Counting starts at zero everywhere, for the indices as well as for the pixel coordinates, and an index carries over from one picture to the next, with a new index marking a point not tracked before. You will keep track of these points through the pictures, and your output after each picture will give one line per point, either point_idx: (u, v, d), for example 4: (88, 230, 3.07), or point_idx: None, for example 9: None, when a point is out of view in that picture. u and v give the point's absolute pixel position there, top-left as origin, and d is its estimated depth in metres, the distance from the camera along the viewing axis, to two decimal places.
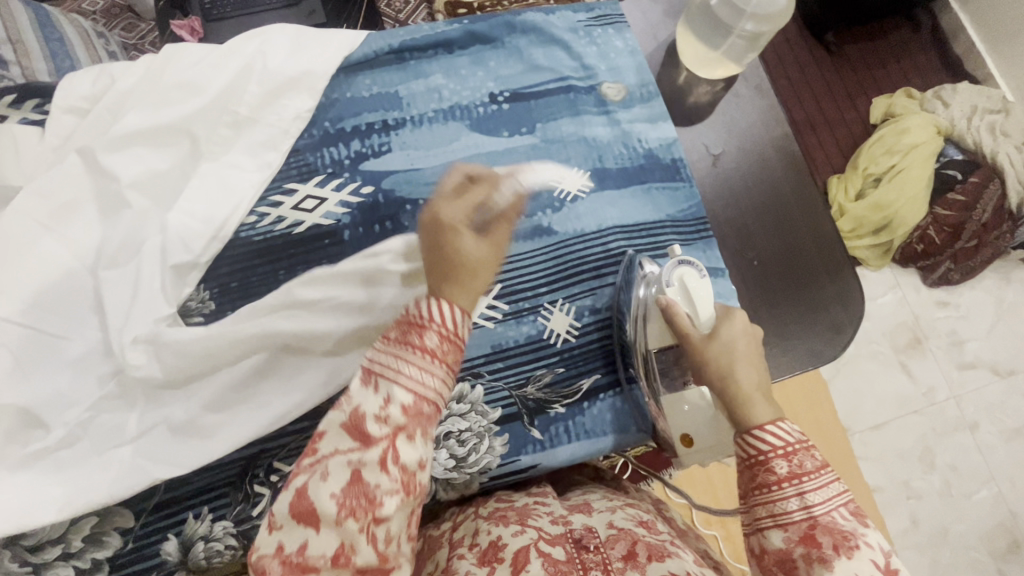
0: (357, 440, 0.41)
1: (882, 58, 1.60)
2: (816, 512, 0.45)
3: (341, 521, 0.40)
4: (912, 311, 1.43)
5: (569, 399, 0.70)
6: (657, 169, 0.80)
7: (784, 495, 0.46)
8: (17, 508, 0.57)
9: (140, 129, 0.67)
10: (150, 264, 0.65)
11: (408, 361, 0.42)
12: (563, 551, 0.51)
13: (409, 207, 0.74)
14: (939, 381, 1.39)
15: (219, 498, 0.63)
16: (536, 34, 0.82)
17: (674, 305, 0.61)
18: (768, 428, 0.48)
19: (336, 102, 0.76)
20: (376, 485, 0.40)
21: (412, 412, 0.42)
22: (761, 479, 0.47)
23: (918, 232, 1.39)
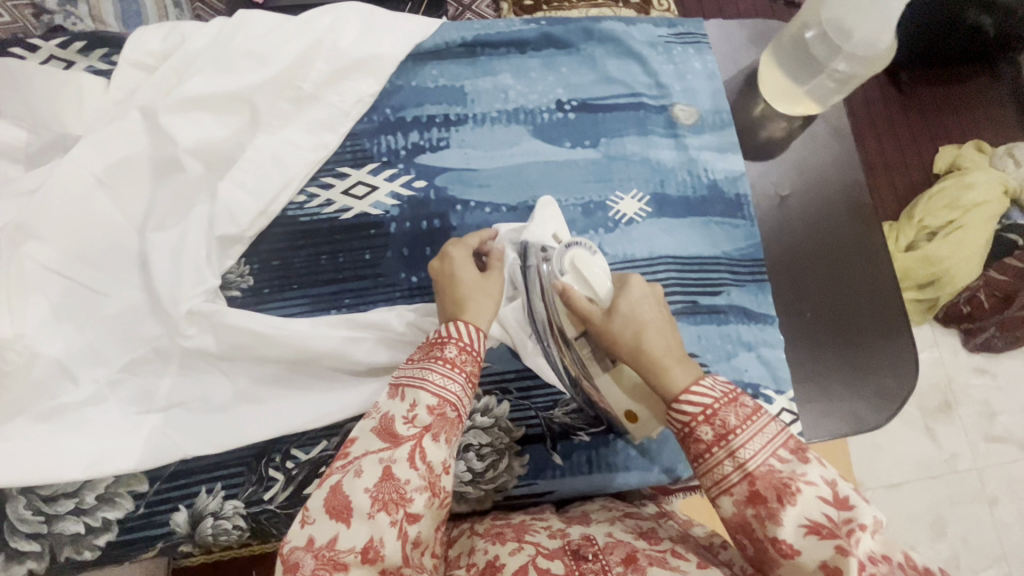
0: (386, 441, 0.45)
1: (957, 106, 1.52)
2: (752, 466, 0.41)
3: (372, 514, 0.43)
4: (947, 373, 1.37)
5: (595, 429, 0.68)
6: (718, 203, 0.76)
7: (719, 461, 0.42)
8: (43, 456, 0.58)
9: (204, 94, 0.66)
10: (197, 231, 0.65)
11: (432, 370, 0.49)
12: (562, 564, 0.49)
13: (459, 208, 0.72)
14: (964, 449, 1.33)
15: (233, 476, 0.62)
16: (613, 45, 0.79)
17: (570, 288, 0.56)
18: (688, 392, 0.45)
19: (400, 89, 0.74)
20: (405, 481, 0.44)
21: (436, 413, 0.47)
22: (695, 450, 0.44)
23: (966, 293, 1.33)
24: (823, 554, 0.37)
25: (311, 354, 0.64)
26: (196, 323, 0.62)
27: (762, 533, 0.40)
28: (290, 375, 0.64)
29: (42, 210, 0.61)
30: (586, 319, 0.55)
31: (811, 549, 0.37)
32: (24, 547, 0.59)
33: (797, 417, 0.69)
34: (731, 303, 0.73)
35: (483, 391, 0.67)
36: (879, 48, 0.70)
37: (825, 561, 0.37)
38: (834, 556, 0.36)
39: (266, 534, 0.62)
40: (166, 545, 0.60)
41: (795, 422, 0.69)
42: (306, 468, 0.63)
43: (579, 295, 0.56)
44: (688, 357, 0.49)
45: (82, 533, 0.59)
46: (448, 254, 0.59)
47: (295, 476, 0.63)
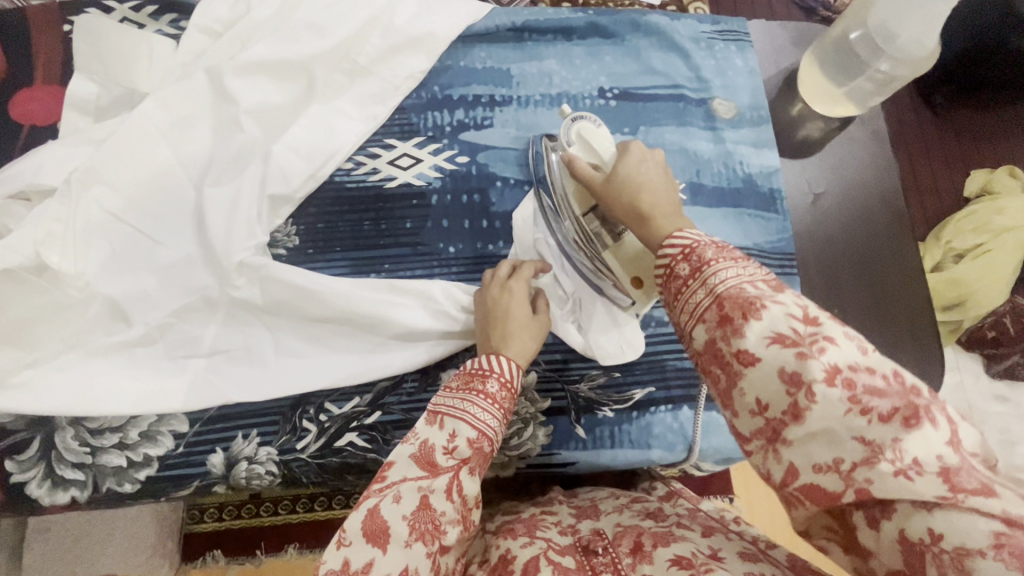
0: (425, 470, 0.48)
1: (993, 129, 1.52)
2: (722, 290, 0.40)
3: (410, 542, 0.44)
4: (967, 398, 1.35)
5: (619, 405, 0.69)
6: (751, 196, 0.77)
7: (694, 292, 0.41)
8: (95, 389, 0.61)
9: (267, 60, 0.69)
10: (250, 189, 0.68)
11: (472, 403, 0.51)
12: (573, 559, 0.51)
13: (499, 184, 0.74)
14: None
15: (269, 424, 0.65)
16: (658, 38, 0.81)
17: (574, 158, 0.59)
18: (671, 238, 0.45)
19: (449, 69, 0.77)
20: (441, 512, 0.46)
21: (475, 446, 0.50)
22: (673, 289, 0.43)
23: (992, 317, 1.32)
24: (784, 361, 0.36)
25: (350, 314, 0.66)
26: (245, 275, 0.65)
27: (727, 353, 0.39)
28: (329, 331, 0.67)
29: (109, 159, 0.64)
30: (588, 185, 0.57)
31: (773, 359, 0.36)
32: (69, 475, 0.61)
33: None
34: None
35: None
36: (925, 49, 0.70)
37: (785, 366, 0.36)
38: (794, 362, 0.36)
39: (296, 481, 0.65)
40: (202, 484, 0.63)
41: None
42: (338, 421, 0.65)
43: (582, 164, 0.59)
44: (679, 212, 0.50)
45: (123, 466, 0.62)
46: (508, 287, 0.63)
47: (327, 429, 0.65)
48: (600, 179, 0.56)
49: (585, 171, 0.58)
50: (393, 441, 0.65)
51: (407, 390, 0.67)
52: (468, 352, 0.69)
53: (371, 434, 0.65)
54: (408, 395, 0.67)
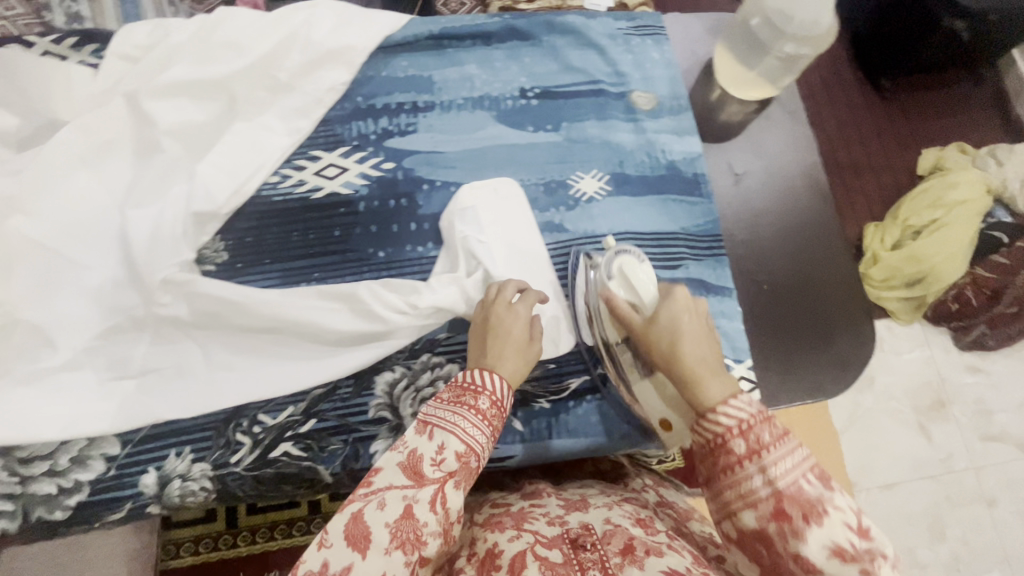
0: (411, 479, 0.48)
1: (936, 109, 1.56)
2: (781, 485, 0.42)
3: (389, 550, 0.44)
4: (939, 372, 1.36)
5: (555, 396, 0.70)
6: (676, 182, 0.79)
7: (748, 476, 0.44)
8: (19, 417, 0.61)
9: (182, 81, 0.70)
10: (174, 207, 0.68)
11: (462, 418, 0.51)
12: (561, 553, 0.50)
13: (426, 187, 0.76)
14: (959, 448, 1.32)
15: (201, 440, 0.65)
16: (574, 36, 0.83)
17: (614, 295, 0.60)
18: (723, 407, 0.46)
19: (371, 79, 0.79)
20: (423, 523, 0.46)
21: (463, 460, 0.49)
22: (724, 463, 0.45)
23: (953, 290, 1.33)
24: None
25: (278, 323, 0.66)
26: (171, 291, 0.65)
27: (782, 548, 0.42)
28: (259, 342, 0.67)
29: (28, 189, 0.65)
30: (627, 326, 0.58)
31: (833, 571, 0.40)
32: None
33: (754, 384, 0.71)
34: (690, 275, 0.75)
35: (446, 359, 0.70)
36: (821, 26, 0.78)
37: None
38: None
39: (233, 496, 0.64)
40: (135, 506, 0.62)
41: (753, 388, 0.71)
42: (273, 431, 0.65)
43: (622, 302, 0.59)
44: (721, 370, 0.50)
45: (54, 494, 0.62)
46: (514, 308, 0.61)
47: (263, 439, 0.65)
48: (640, 321, 0.57)
49: (627, 311, 0.58)
50: (328, 448, 0.65)
51: (342, 396, 0.67)
52: (401, 352, 0.69)
53: (306, 442, 0.65)
54: (342, 400, 0.67)
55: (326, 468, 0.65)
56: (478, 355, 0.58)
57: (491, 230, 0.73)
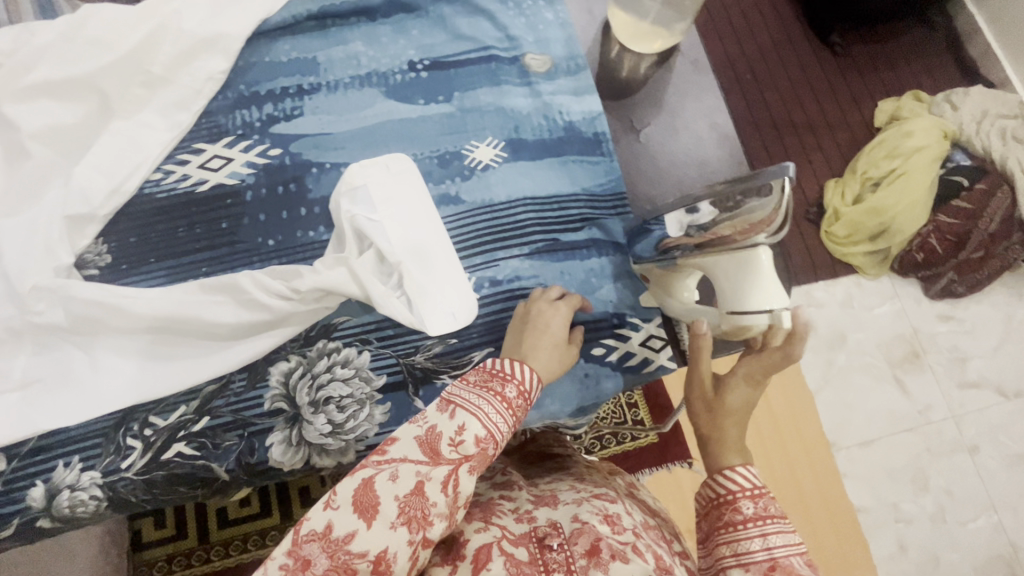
0: (427, 456, 0.44)
1: (892, 59, 1.47)
2: (778, 554, 0.43)
3: (395, 525, 0.41)
4: (910, 323, 1.30)
5: (457, 371, 0.67)
6: (575, 143, 0.77)
7: (748, 537, 0.45)
8: None
9: (48, 81, 0.68)
10: (48, 212, 0.66)
11: (488, 403, 0.48)
12: (527, 552, 0.48)
13: (315, 170, 0.73)
14: (936, 399, 1.25)
15: (91, 448, 0.62)
16: (462, 4, 0.81)
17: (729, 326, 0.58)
18: (730, 471, 0.49)
19: (253, 66, 0.77)
20: (433, 503, 0.43)
21: (481, 445, 0.46)
22: (725, 519, 0.47)
23: (917, 240, 1.27)
24: None
25: (160, 322, 0.64)
26: (43, 299, 0.63)
27: None
28: (145, 342, 0.65)
29: None
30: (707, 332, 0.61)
31: None
32: None
33: (665, 342, 0.70)
34: (594, 237, 0.73)
35: (343, 344, 0.67)
36: None
37: None
38: None
39: (127, 502, 0.62)
40: (23, 521, 0.60)
41: (664, 347, 0.70)
42: (164, 433, 0.63)
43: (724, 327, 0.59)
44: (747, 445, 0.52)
45: None
46: (557, 305, 0.63)
47: (153, 442, 0.63)
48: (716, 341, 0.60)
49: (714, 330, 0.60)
50: (223, 445, 0.63)
51: (235, 390, 0.65)
52: (295, 341, 0.67)
53: (199, 441, 0.63)
54: (236, 395, 0.65)
55: (220, 465, 0.63)
56: (514, 345, 0.58)
57: (383, 210, 0.70)
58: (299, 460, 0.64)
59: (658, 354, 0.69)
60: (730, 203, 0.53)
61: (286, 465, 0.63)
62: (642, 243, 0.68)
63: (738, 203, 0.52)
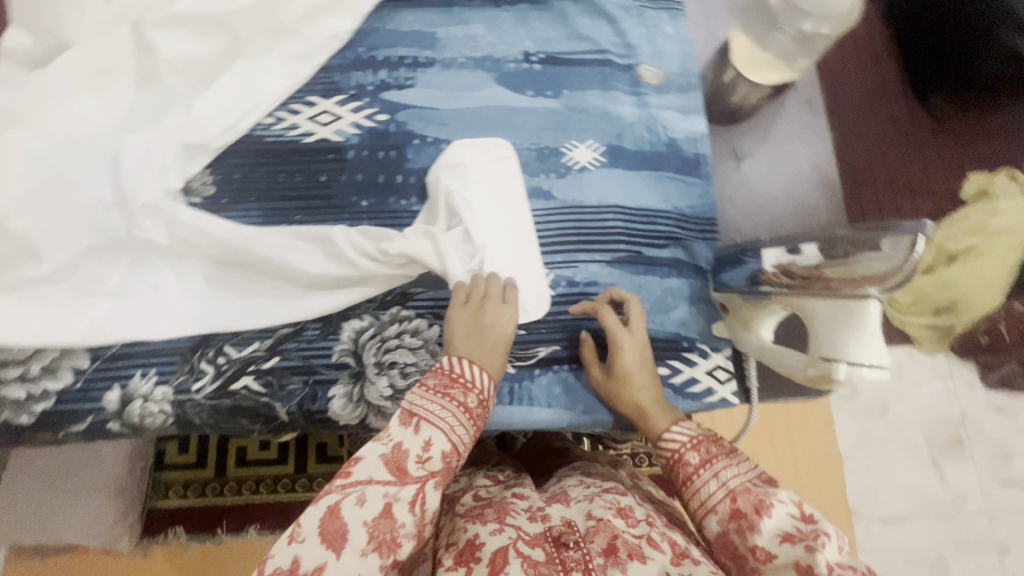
0: (394, 476, 0.47)
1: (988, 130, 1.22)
2: (733, 486, 0.51)
3: (365, 552, 0.44)
4: (960, 408, 1.22)
5: (521, 362, 0.68)
6: (674, 160, 0.76)
7: (704, 481, 0.52)
8: None
9: (190, 15, 0.71)
10: (168, 137, 0.69)
11: (448, 414, 0.51)
12: (543, 552, 0.49)
13: (416, 142, 0.75)
14: (972, 489, 1.20)
15: (168, 364, 0.65)
16: (586, 4, 0.81)
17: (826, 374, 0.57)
18: (667, 434, 0.57)
19: (376, 31, 0.79)
20: (401, 523, 0.46)
21: (447, 459, 0.50)
22: (684, 474, 0.54)
23: (986, 324, 1.19)
24: (797, 556, 0.44)
25: (251, 259, 0.67)
26: (151, 218, 0.67)
27: (743, 548, 0.47)
28: (232, 275, 0.68)
29: (27, 102, 0.66)
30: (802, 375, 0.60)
31: (785, 555, 0.45)
32: None
33: (731, 375, 0.69)
34: (676, 257, 0.73)
35: (415, 314, 0.69)
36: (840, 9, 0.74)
37: (799, 560, 0.44)
38: (805, 555, 0.43)
39: (190, 422, 0.65)
40: (96, 420, 0.64)
41: (729, 381, 0.69)
42: (235, 365, 0.66)
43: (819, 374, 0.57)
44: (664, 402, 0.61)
45: (22, 399, 0.64)
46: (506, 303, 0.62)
47: (224, 371, 0.65)
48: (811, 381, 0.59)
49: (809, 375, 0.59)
50: (287, 387, 0.65)
51: (307, 338, 0.67)
52: (371, 302, 0.69)
53: (267, 379, 0.65)
54: (307, 342, 0.67)
55: (282, 406, 0.65)
56: (468, 337, 0.58)
57: (477, 190, 0.71)
58: (356, 416, 0.65)
59: (721, 386, 0.68)
60: (839, 250, 0.53)
61: (342, 418, 0.65)
62: (730, 272, 0.67)
63: (849, 252, 0.53)
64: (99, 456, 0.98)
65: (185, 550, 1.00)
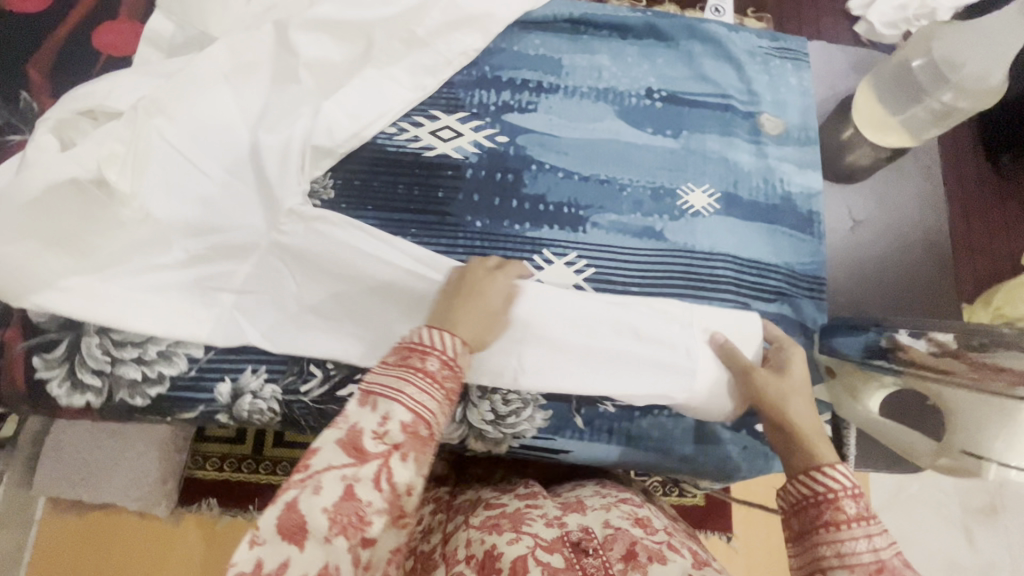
0: (352, 456, 0.45)
1: None
2: (884, 555, 0.44)
3: (330, 537, 0.42)
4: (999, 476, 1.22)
5: (622, 402, 0.67)
6: (787, 215, 0.76)
7: (852, 537, 0.45)
8: (110, 301, 0.63)
9: (331, 19, 0.72)
10: (298, 138, 0.70)
11: (408, 382, 0.47)
12: (562, 558, 0.48)
13: (534, 167, 0.75)
14: (1004, 560, 1.17)
15: (278, 363, 0.66)
16: (713, 47, 0.81)
17: (962, 468, 0.55)
18: (828, 470, 0.49)
19: (502, 50, 0.79)
20: (366, 502, 0.44)
21: (409, 430, 0.46)
22: (825, 518, 0.47)
23: None
24: None
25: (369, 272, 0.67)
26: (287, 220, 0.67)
27: None
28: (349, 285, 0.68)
29: (173, 91, 0.67)
30: (932, 461, 0.59)
31: None
32: (87, 380, 0.65)
33: (829, 441, 0.69)
34: (783, 314, 0.72)
35: None
36: (989, 83, 0.68)
37: None
38: None
39: (295, 422, 0.67)
40: (207, 410, 0.65)
41: None
42: (343, 370, 0.67)
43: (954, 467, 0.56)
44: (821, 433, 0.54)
45: (137, 380, 0.65)
46: (494, 275, 0.60)
47: (332, 376, 0.66)
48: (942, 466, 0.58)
49: (943, 463, 0.57)
50: None
51: None
52: None
53: None
54: None
55: None
56: (451, 305, 0.55)
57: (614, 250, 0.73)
58: (457, 436, 0.66)
59: None
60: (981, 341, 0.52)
61: (444, 436, 0.66)
62: (845, 337, 0.66)
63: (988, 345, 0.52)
64: (117, 446, 0.95)
65: (217, 522, 1.01)
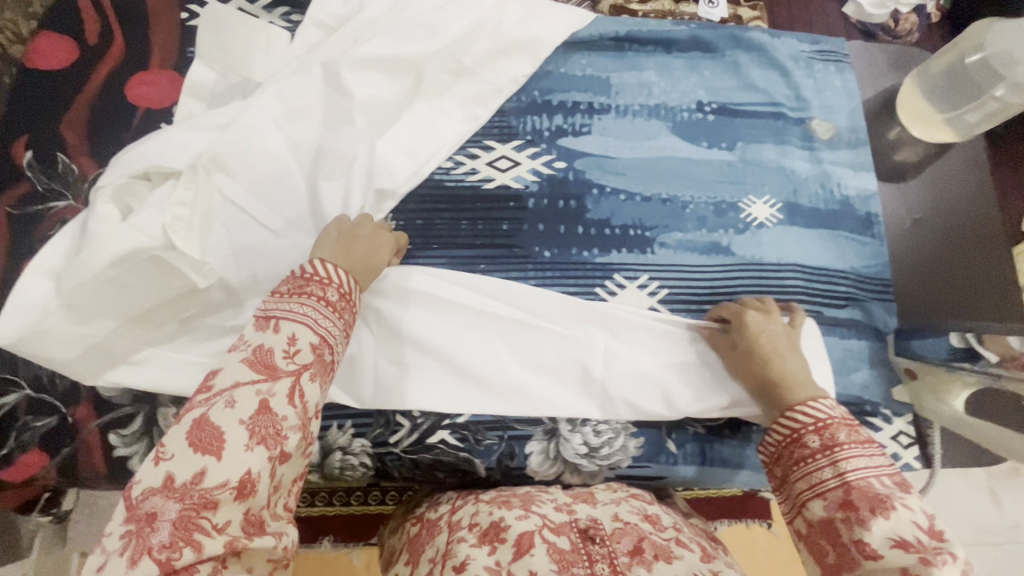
0: (262, 373, 0.43)
1: None
2: (850, 478, 0.46)
3: (250, 446, 0.40)
4: None
5: (713, 422, 0.68)
6: (848, 218, 0.76)
7: (818, 466, 0.48)
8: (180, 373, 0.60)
9: (380, 56, 0.71)
10: (358, 181, 0.68)
11: (306, 307, 0.47)
12: (569, 541, 0.47)
13: (595, 191, 0.74)
14: None
15: (364, 416, 0.64)
16: (758, 55, 0.81)
17: None
18: (799, 409, 0.52)
19: (549, 74, 0.78)
20: (283, 417, 0.42)
21: (318, 352, 0.46)
22: (798, 455, 0.50)
23: None
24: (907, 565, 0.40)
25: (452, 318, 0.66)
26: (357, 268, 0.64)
27: (846, 537, 0.44)
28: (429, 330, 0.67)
29: (231, 146, 0.65)
30: None
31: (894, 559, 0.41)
32: None
33: (913, 441, 0.70)
34: (855, 318, 0.72)
35: None
36: None
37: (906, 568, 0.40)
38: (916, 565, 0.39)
39: (388, 474, 0.66)
40: None
41: (911, 446, 0.69)
42: (431, 417, 0.65)
43: None
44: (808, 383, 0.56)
45: None
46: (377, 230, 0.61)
47: (420, 424, 0.65)
48: None
49: None
50: (484, 442, 0.65)
51: None
52: None
53: (463, 433, 0.65)
54: None
55: (481, 461, 0.65)
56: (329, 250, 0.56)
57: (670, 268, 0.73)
58: (552, 472, 0.66)
59: (904, 451, 0.69)
60: None
61: (539, 474, 0.66)
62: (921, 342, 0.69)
63: None
64: None
65: None
